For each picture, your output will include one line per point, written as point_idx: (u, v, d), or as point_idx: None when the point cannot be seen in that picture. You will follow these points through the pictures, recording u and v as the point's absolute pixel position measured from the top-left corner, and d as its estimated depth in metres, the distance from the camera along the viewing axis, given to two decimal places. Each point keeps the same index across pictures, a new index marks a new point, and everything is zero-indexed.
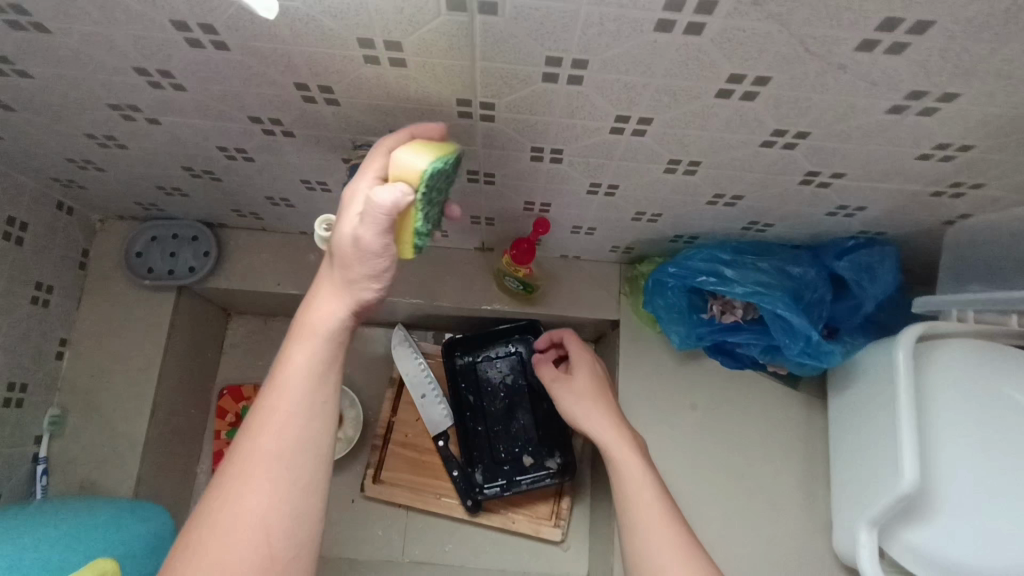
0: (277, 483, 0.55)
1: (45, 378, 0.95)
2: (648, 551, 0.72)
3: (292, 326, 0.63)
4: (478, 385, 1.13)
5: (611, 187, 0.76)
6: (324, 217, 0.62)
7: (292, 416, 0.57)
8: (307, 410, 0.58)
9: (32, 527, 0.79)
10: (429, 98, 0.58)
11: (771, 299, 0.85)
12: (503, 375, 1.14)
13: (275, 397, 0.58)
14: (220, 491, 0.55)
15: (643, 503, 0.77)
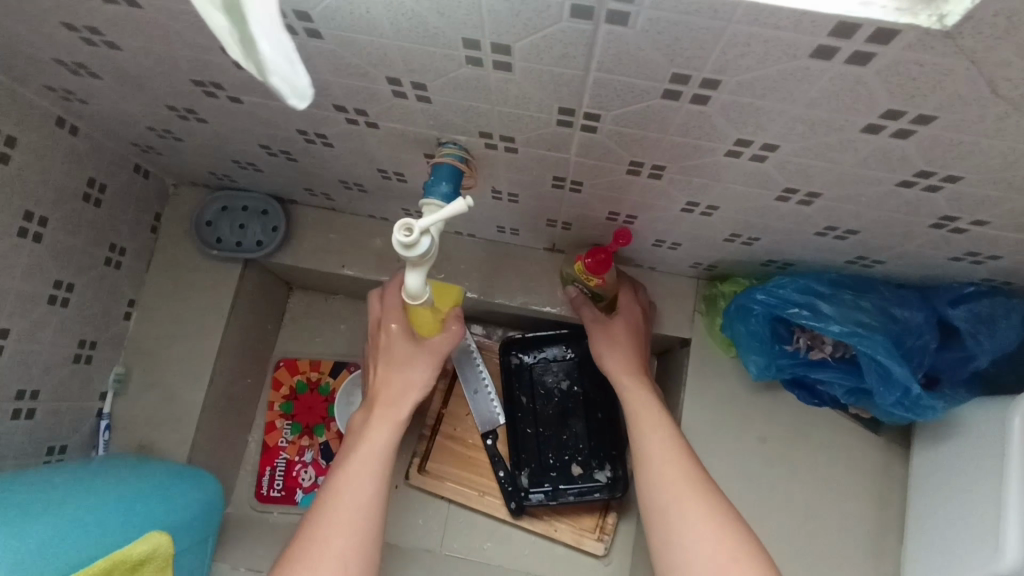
0: (348, 541, 0.62)
1: (113, 337, 0.96)
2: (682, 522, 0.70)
3: (368, 400, 0.75)
4: (533, 387, 1.10)
5: (709, 207, 0.69)
6: (404, 220, 0.58)
7: (366, 480, 0.66)
8: (376, 477, 0.67)
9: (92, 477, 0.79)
10: (530, 103, 0.53)
11: (870, 342, 0.77)
12: (560, 379, 1.10)
13: (351, 462, 0.68)
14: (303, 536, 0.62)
15: (667, 469, 0.75)
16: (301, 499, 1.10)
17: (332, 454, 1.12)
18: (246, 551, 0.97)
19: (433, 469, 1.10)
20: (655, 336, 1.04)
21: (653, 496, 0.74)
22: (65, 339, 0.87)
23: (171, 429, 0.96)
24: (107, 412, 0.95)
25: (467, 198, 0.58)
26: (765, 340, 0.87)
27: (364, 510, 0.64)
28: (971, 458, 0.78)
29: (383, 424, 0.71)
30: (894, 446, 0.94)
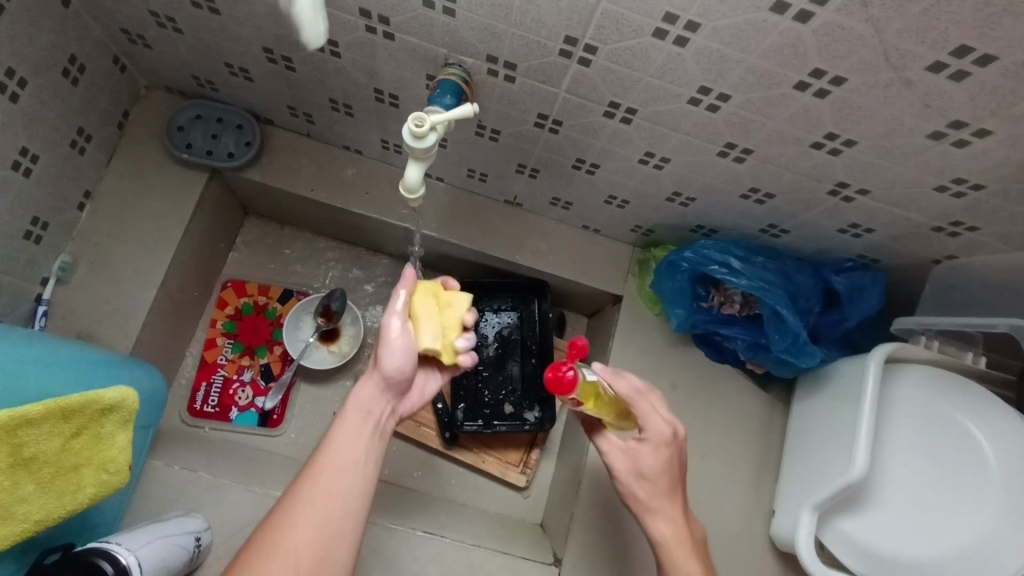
0: (336, 493, 0.69)
1: (65, 224, 0.94)
2: None
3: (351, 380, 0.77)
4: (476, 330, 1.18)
5: (662, 160, 0.83)
6: (415, 114, 0.66)
7: (350, 440, 0.72)
8: (357, 444, 0.72)
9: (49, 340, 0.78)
10: (542, 29, 0.64)
11: (772, 296, 0.94)
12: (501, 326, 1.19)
13: (336, 429, 0.73)
14: (290, 496, 0.68)
15: None
16: (236, 416, 1.11)
17: (272, 376, 1.14)
18: (180, 452, 0.97)
19: None
20: (591, 293, 1.17)
21: None
22: (20, 211, 0.85)
23: (115, 323, 0.95)
24: (46, 298, 0.93)
25: (472, 104, 0.67)
26: (687, 294, 1.02)
27: (350, 466, 0.71)
28: (835, 400, 0.96)
29: (353, 409, 0.74)
30: (777, 402, 1.12)
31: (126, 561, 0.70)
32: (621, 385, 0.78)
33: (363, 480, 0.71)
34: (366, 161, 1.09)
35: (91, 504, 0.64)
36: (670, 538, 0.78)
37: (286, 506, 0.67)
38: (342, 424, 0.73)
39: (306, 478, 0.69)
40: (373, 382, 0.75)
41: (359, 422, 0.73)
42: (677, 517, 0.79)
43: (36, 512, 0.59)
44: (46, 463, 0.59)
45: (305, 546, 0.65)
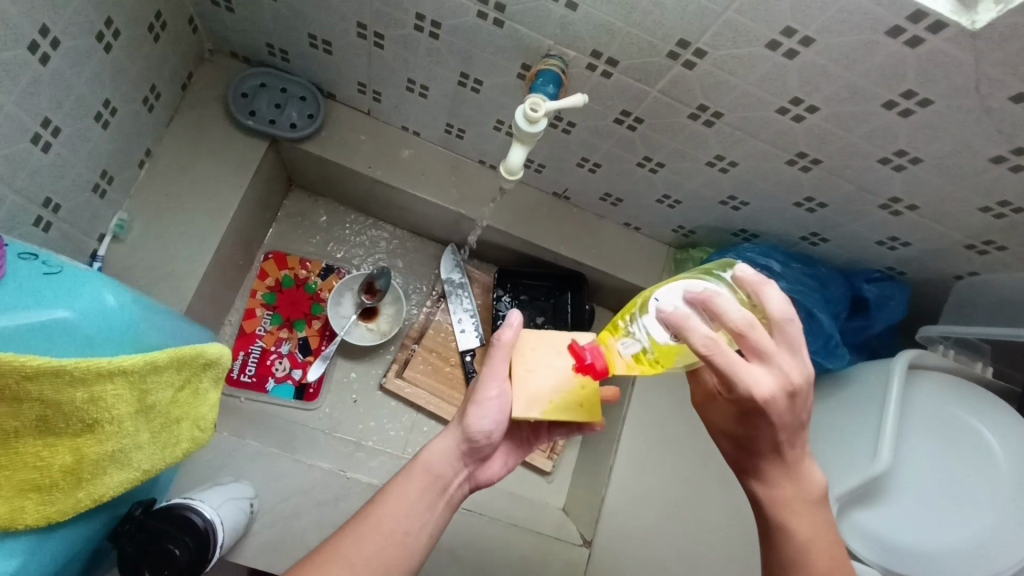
0: (379, 559, 0.68)
1: (126, 181, 0.93)
2: None
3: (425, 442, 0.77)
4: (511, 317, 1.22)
5: (730, 164, 0.88)
6: (533, 100, 0.69)
7: (404, 507, 0.72)
8: (412, 511, 0.72)
9: None
10: (659, 29, 0.68)
11: (810, 298, 1.01)
12: (535, 315, 1.22)
13: (396, 489, 0.74)
14: (341, 538, 0.69)
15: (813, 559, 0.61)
16: (272, 388, 1.10)
17: (310, 349, 1.14)
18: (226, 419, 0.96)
19: (409, 376, 1.15)
20: (625, 289, 1.21)
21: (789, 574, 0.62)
22: (93, 163, 0.84)
23: (170, 285, 0.94)
24: (102, 255, 0.91)
25: (584, 95, 0.70)
26: None
27: (398, 536, 0.70)
28: (857, 400, 1.04)
29: (419, 472, 0.74)
30: None
31: (210, 516, 0.70)
32: (699, 327, 0.54)
33: (407, 553, 0.70)
34: (422, 143, 1.11)
35: (181, 459, 0.65)
36: (785, 494, 0.62)
37: (328, 551, 0.68)
38: (409, 481, 0.74)
39: (352, 533, 0.69)
40: (448, 446, 0.75)
41: (421, 486, 0.73)
42: (797, 468, 0.62)
43: (145, 462, 0.59)
44: (160, 411, 0.59)
45: None
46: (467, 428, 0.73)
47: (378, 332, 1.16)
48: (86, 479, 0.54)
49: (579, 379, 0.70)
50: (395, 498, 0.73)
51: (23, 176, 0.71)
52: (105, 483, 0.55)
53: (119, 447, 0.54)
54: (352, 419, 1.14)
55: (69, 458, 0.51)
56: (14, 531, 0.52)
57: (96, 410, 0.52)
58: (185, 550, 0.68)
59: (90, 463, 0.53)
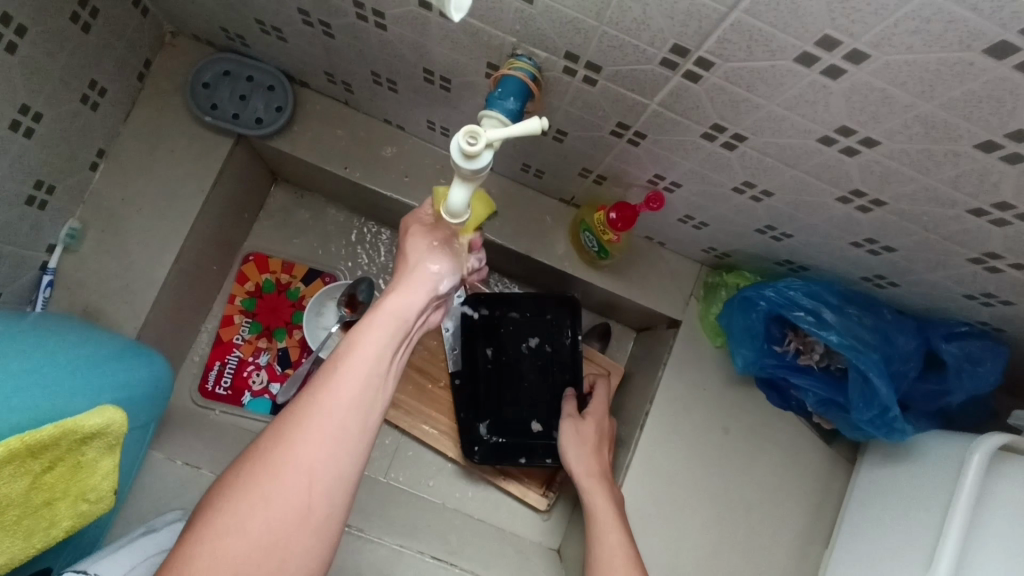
0: (342, 433, 0.52)
1: (74, 186, 0.85)
2: None
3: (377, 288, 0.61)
4: (503, 343, 1.06)
5: (764, 193, 0.67)
6: (470, 127, 0.52)
7: (368, 366, 0.55)
8: (379, 369, 0.56)
9: (20, 339, 0.69)
10: (646, 32, 0.49)
11: (865, 359, 0.79)
12: (528, 338, 1.06)
13: (351, 347, 0.56)
14: (293, 416, 0.52)
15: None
16: (248, 401, 1.03)
17: (289, 362, 1.05)
18: (186, 442, 0.90)
19: (393, 396, 1.05)
20: (644, 312, 1.03)
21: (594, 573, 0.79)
22: (21, 174, 0.76)
23: (123, 301, 0.87)
24: (52, 267, 0.85)
25: (543, 118, 0.53)
26: (760, 335, 0.88)
27: (364, 400, 0.54)
28: (920, 487, 0.83)
29: (381, 323, 0.57)
30: (842, 459, 0.99)
31: None
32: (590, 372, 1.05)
33: (376, 417, 0.55)
34: (408, 139, 0.95)
35: (66, 538, 0.58)
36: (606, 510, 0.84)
37: (273, 437, 0.52)
38: (368, 332, 0.56)
39: (305, 404, 0.53)
40: (413, 290, 0.60)
41: (388, 335, 0.57)
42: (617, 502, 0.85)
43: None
44: (10, 505, 0.53)
45: (284, 502, 0.50)
46: (425, 281, 0.61)
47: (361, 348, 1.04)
48: None
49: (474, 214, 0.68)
50: (355, 356, 0.55)
51: None
52: None
53: None
54: None
55: None
56: None
57: None
58: None
59: None
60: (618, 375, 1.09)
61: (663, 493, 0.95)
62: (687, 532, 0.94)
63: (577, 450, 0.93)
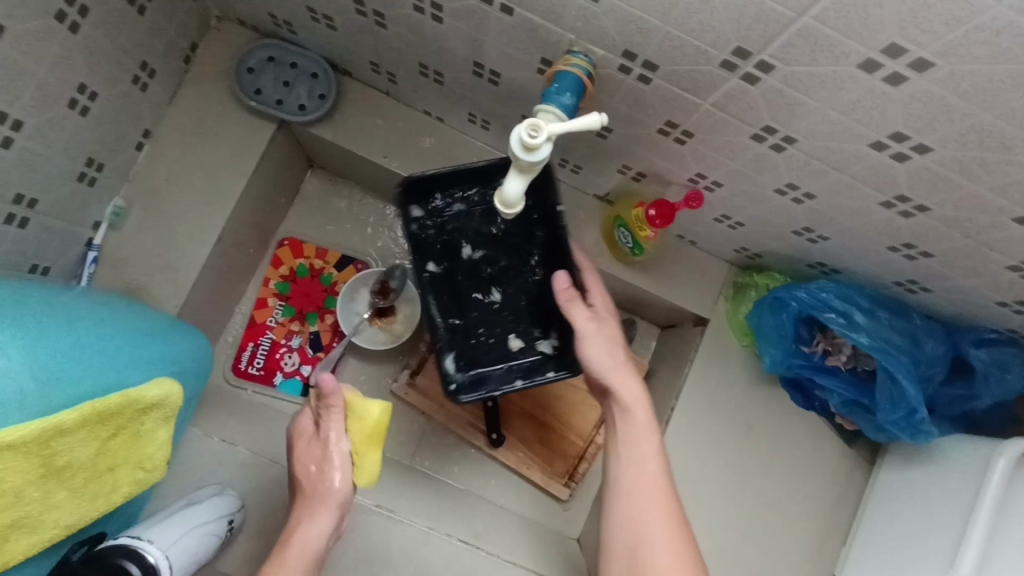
0: (311, 552, 0.75)
1: (121, 165, 0.87)
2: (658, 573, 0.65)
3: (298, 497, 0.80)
4: (451, 245, 0.85)
5: (806, 195, 0.69)
6: (532, 121, 0.54)
7: (319, 530, 0.77)
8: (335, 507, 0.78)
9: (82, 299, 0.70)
10: (709, 35, 0.50)
11: (895, 361, 0.81)
12: (481, 234, 0.85)
13: (300, 533, 0.76)
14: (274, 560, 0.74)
15: (660, 532, 0.67)
16: (280, 382, 1.05)
17: (320, 345, 1.07)
18: (221, 420, 0.92)
19: (422, 383, 1.07)
20: (671, 309, 1.05)
21: (627, 525, 0.68)
22: (75, 152, 0.78)
23: (166, 280, 0.89)
24: (97, 244, 0.87)
25: (602, 115, 0.54)
26: (788, 335, 0.89)
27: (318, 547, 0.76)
28: (943, 489, 0.85)
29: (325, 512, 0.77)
30: (862, 460, 1.00)
31: (155, 560, 0.65)
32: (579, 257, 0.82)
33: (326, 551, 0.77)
34: (446, 130, 0.97)
35: (123, 502, 0.61)
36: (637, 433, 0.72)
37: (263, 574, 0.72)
38: (314, 513, 0.77)
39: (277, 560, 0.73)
40: (328, 511, 0.77)
41: (329, 500, 0.78)
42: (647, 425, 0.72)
43: (67, 517, 0.55)
44: (81, 469, 0.55)
45: None
46: (331, 497, 0.78)
47: (393, 337, 1.07)
48: None
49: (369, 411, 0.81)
50: (298, 544, 0.75)
51: None
52: (9, 549, 0.51)
53: (24, 514, 0.50)
54: None
55: None
56: None
57: None
58: None
59: None
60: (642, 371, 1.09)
61: (687, 487, 0.97)
62: (707, 525, 0.96)
63: (607, 357, 0.74)
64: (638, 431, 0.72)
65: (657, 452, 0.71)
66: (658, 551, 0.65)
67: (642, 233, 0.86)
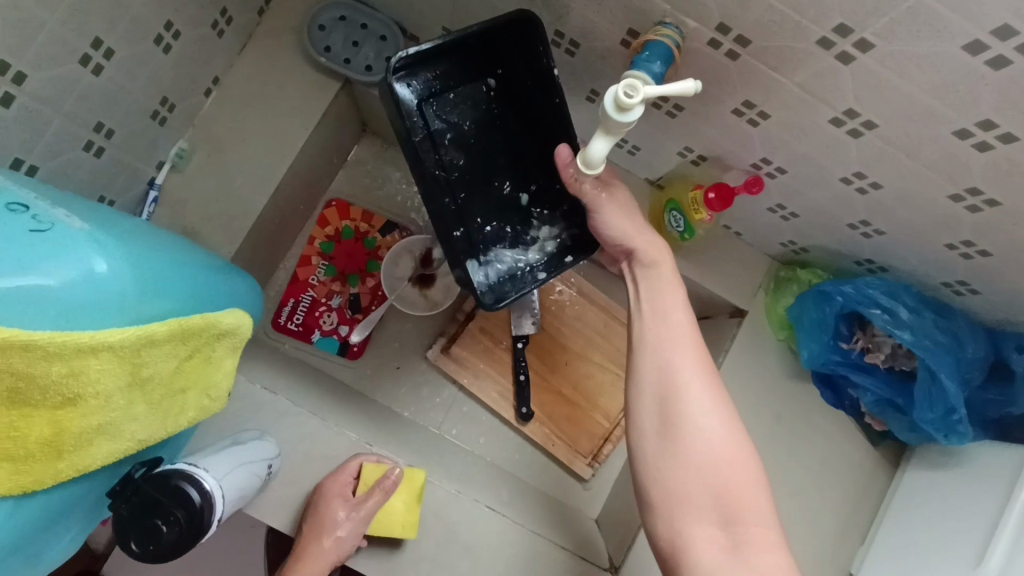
0: None
1: (189, 108, 0.88)
2: (690, 417, 0.66)
3: (303, 539, 0.85)
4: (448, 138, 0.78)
5: (872, 184, 0.70)
6: (629, 80, 0.55)
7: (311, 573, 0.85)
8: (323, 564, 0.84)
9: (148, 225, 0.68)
10: (813, 8, 0.52)
11: (937, 360, 0.83)
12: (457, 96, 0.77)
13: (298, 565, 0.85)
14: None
15: (687, 378, 0.67)
16: (317, 339, 1.06)
17: (360, 307, 1.08)
18: (262, 368, 0.93)
19: (457, 353, 1.08)
20: (709, 299, 1.06)
21: (658, 373, 0.68)
22: (152, 87, 0.79)
23: (221, 224, 0.88)
24: (159, 183, 0.87)
25: (698, 81, 0.55)
26: (828, 330, 0.91)
27: None
28: (971, 488, 0.87)
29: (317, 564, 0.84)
30: (888, 461, 1.01)
31: (210, 488, 0.64)
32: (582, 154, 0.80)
33: None
34: None
35: (188, 428, 0.61)
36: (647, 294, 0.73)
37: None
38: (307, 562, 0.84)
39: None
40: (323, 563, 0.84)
41: (323, 559, 0.83)
42: (657, 283, 0.73)
43: (140, 432, 0.54)
44: (160, 384, 0.54)
45: None
46: (332, 554, 0.84)
47: (429, 305, 1.08)
48: (70, 451, 0.48)
49: (413, 479, 0.90)
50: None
51: (73, 98, 0.69)
52: (90, 454, 0.50)
53: (107, 421, 0.50)
54: (394, 387, 1.09)
55: (47, 431, 0.46)
56: (28, 495, 0.48)
57: (79, 383, 0.46)
58: (175, 528, 0.61)
59: (73, 435, 0.48)
60: None
61: None
62: None
63: (627, 222, 0.75)
64: (662, 287, 0.72)
65: (681, 308, 0.71)
66: (688, 392, 0.67)
67: (699, 215, 0.87)
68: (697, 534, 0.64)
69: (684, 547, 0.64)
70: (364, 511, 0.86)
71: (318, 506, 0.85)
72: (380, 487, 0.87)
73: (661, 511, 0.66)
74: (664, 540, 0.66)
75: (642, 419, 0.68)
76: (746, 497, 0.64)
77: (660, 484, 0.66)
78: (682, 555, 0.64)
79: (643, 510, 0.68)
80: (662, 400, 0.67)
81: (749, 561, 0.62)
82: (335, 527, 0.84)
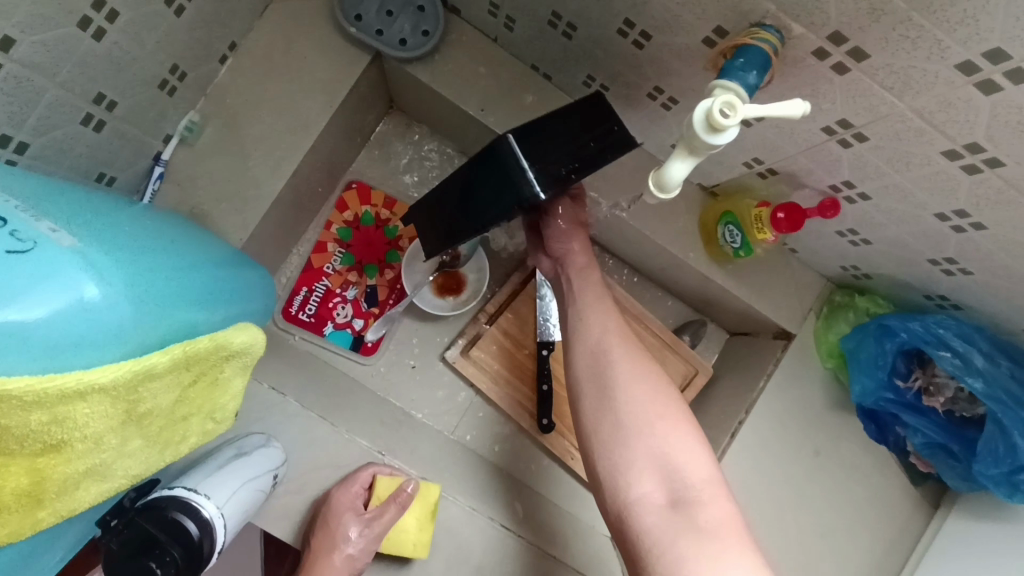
0: None
1: (203, 77, 0.79)
2: (623, 384, 0.66)
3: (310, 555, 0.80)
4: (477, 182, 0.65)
5: (973, 225, 0.62)
6: (727, 97, 0.47)
7: None
8: None
9: (152, 215, 0.60)
10: (963, 25, 0.43)
11: (1011, 414, 0.76)
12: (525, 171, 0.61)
13: None
14: None
15: (615, 351, 0.68)
16: (329, 333, 1.00)
17: (376, 301, 1.02)
18: (272, 366, 0.86)
19: (476, 356, 1.01)
20: (752, 319, 0.98)
21: (588, 352, 0.69)
22: (161, 54, 0.70)
23: (232, 208, 0.80)
24: (166, 159, 0.78)
25: (808, 105, 0.47)
26: (886, 367, 0.84)
27: None
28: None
29: None
30: (928, 503, 0.95)
31: (210, 516, 0.62)
32: None
33: None
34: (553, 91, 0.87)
35: (188, 454, 0.54)
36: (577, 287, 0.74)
37: None
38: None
39: None
40: None
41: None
42: (587, 277, 0.75)
43: (135, 466, 0.48)
44: (159, 416, 0.47)
45: None
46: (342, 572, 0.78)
47: (456, 304, 1.03)
48: (54, 498, 0.42)
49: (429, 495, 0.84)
50: None
51: (70, 67, 0.60)
52: (77, 497, 0.44)
53: (97, 463, 0.43)
54: (408, 386, 1.02)
55: (25, 482, 0.39)
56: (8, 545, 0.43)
57: (63, 429, 0.39)
58: (169, 569, 0.57)
59: (55, 483, 0.42)
60: (705, 375, 1.05)
61: (748, 503, 0.91)
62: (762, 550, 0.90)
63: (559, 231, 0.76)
64: (590, 281, 0.75)
65: (609, 300, 0.73)
66: (618, 364, 0.67)
67: (762, 236, 0.79)
68: (641, 496, 0.60)
69: (630, 513, 0.60)
70: (379, 527, 0.81)
71: (326, 521, 0.79)
72: (395, 502, 0.81)
73: (608, 482, 0.63)
74: (615, 515, 0.62)
75: (582, 399, 0.67)
76: (685, 453, 0.61)
77: (604, 454, 0.64)
78: (632, 524, 0.60)
79: (595, 490, 0.65)
80: (596, 375, 0.67)
81: (692, 513, 0.57)
82: (346, 544, 0.78)
